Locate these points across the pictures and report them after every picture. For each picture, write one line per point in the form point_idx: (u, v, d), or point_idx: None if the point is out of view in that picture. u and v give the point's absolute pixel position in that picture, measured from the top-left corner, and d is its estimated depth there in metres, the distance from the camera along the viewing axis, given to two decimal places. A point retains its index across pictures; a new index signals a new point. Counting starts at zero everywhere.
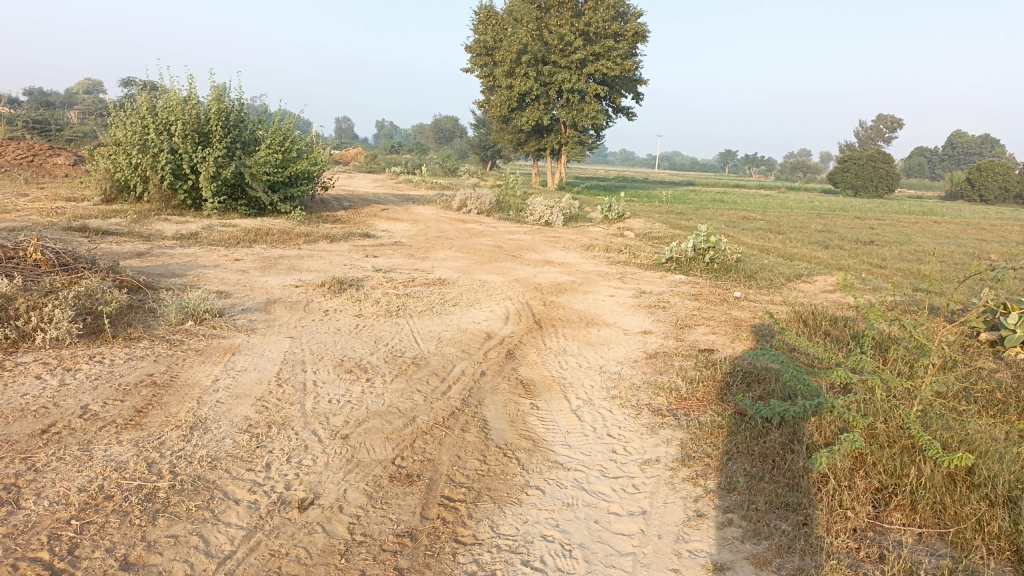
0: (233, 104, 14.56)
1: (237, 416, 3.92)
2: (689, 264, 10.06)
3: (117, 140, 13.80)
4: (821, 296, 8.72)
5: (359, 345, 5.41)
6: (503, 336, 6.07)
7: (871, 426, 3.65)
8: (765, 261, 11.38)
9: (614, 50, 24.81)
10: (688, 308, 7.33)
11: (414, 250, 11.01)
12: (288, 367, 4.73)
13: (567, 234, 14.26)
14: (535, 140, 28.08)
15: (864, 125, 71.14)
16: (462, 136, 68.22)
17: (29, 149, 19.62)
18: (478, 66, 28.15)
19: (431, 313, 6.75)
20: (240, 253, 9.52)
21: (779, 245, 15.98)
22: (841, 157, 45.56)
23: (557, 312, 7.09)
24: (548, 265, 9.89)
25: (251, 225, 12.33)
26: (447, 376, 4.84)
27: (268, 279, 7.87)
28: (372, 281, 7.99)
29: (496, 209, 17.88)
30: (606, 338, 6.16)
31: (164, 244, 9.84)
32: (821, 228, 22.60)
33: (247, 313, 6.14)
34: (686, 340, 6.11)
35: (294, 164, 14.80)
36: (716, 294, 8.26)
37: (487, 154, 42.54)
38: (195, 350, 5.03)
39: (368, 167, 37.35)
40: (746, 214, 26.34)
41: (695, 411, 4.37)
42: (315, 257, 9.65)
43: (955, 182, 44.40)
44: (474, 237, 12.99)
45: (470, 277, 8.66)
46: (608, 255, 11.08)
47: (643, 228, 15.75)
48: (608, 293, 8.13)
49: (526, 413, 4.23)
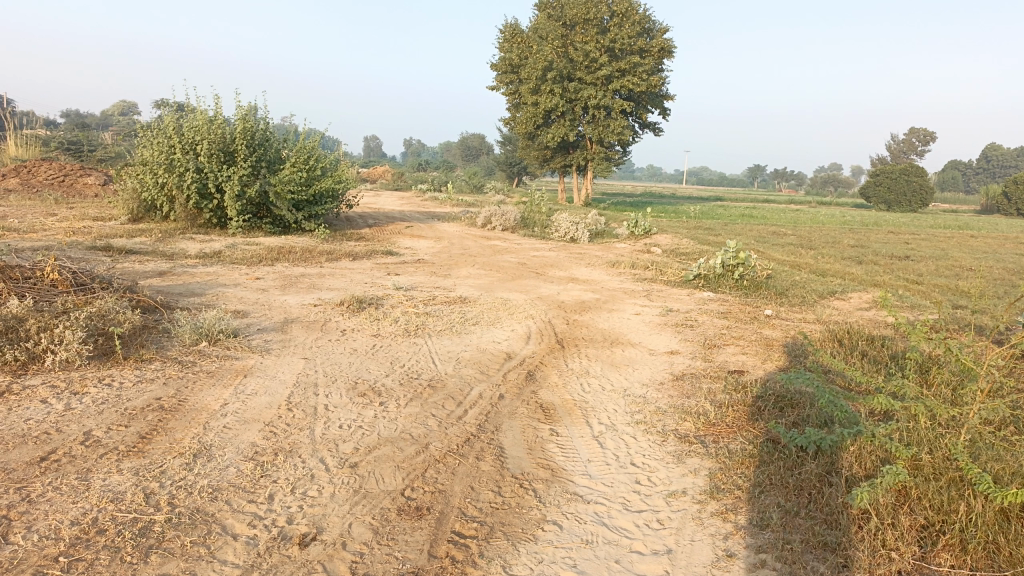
0: (258, 123, 14.62)
1: (243, 442, 3.77)
2: (718, 281, 9.80)
3: (144, 160, 13.91)
4: (856, 314, 8.40)
5: (375, 366, 5.25)
6: (523, 357, 5.87)
7: (915, 457, 3.40)
8: (797, 278, 11.06)
9: (640, 66, 24.66)
10: (717, 327, 7.08)
11: (436, 267, 10.88)
12: (300, 390, 4.58)
13: (593, 251, 14.04)
14: (561, 156, 27.96)
15: (897, 139, 70.09)
16: (489, 153, 68.43)
17: (61, 170, 19.90)
18: (504, 83, 28.15)
19: (450, 333, 6.57)
20: (261, 272, 9.45)
21: (811, 261, 15.61)
22: (873, 171, 44.81)
23: (581, 331, 6.88)
24: (573, 283, 9.68)
25: (275, 243, 12.30)
26: (463, 399, 4.65)
27: (287, 297, 7.77)
28: (392, 300, 7.84)
29: (521, 226, 17.73)
30: (631, 359, 5.93)
31: (186, 262, 9.81)
32: (854, 244, 22.11)
33: (262, 333, 6.02)
34: (715, 361, 5.86)
35: (318, 182, 14.79)
36: (746, 312, 7.99)
37: (513, 170, 42.53)
38: (207, 372, 4.91)
39: (395, 185, 37.51)
40: (777, 229, 25.91)
41: (725, 438, 4.13)
42: (337, 275, 9.56)
43: (991, 196, 43.44)
44: (498, 254, 12.84)
45: (492, 295, 8.48)
46: (634, 272, 10.86)
47: (671, 244, 15.49)
48: (633, 311, 7.90)
49: (545, 439, 4.03)
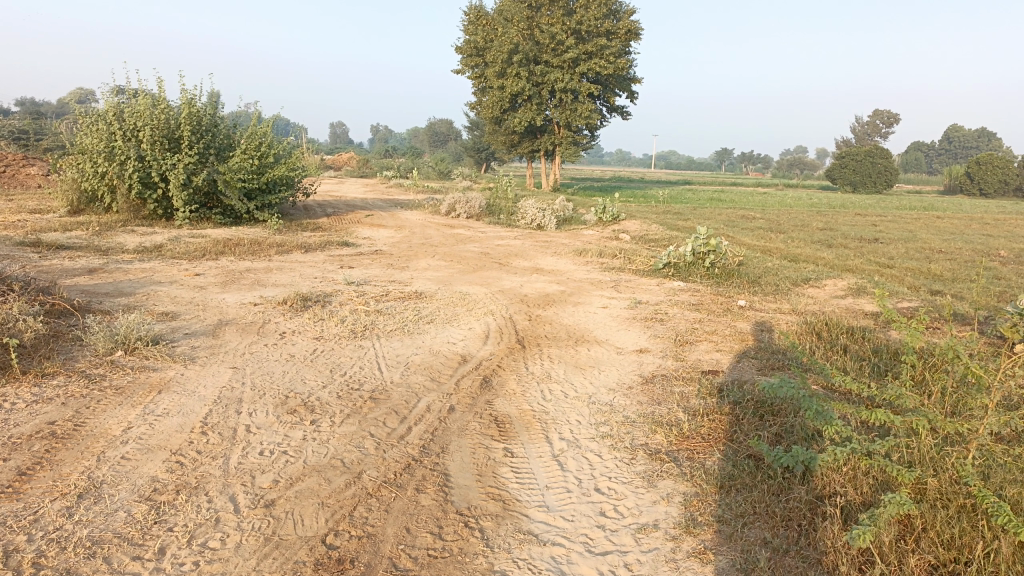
0: (206, 107, 13.87)
1: (142, 477, 3.22)
2: (688, 270, 9.36)
3: (83, 148, 13.10)
4: (832, 303, 8.03)
5: (311, 376, 4.70)
6: (480, 359, 5.34)
7: (919, 480, 2.95)
8: (770, 264, 10.68)
9: (607, 49, 24.16)
10: (688, 321, 6.63)
11: (394, 259, 10.31)
12: (219, 408, 4.02)
13: (559, 238, 13.54)
14: (528, 141, 27.40)
15: (861, 121, 70.52)
16: (456, 138, 67.51)
17: (1, 160, 18.89)
18: (469, 67, 27.46)
19: (401, 333, 6.02)
20: (203, 267, 8.80)
21: (781, 245, 15.29)
22: (839, 153, 44.89)
23: (544, 328, 6.38)
24: (537, 274, 9.17)
25: (223, 235, 11.63)
26: (408, 413, 4.12)
27: (226, 296, 7.17)
28: (341, 297, 7.27)
29: (486, 213, 17.17)
30: (597, 359, 5.45)
31: (122, 258, 9.13)
32: (823, 226, 21.90)
33: (190, 338, 5.44)
34: (686, 360, 5.40)
35: (270, 170, 14.10)
36: (718, 304, 7.55)
37: (481, 156, 41.87)
38: (116, 389, 4.33)
39: (359, 172, 36.66)
40: (745, 212, 25.63)
41: (700, 455, 3.65)
42: (286, 269, 8.95)
43: (954, 176, 43.83)
44: (460, 243, 12.30)
45: (451, 289, 7.94)
46: (602, 261, 10.39)
47: (639, 230, 15.06)
48: (600, 304, 7.41)
49: (497, 462, 3.52)
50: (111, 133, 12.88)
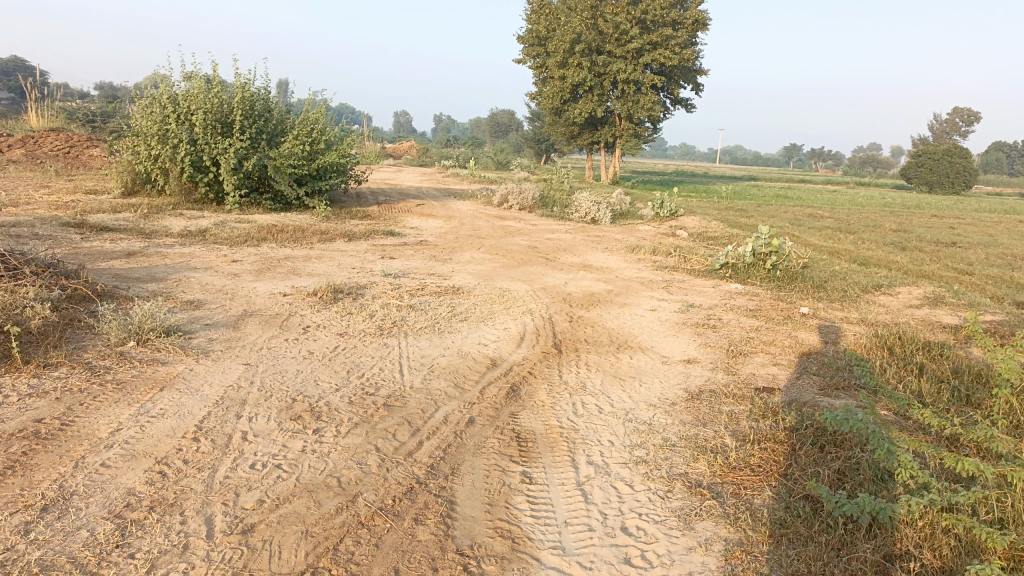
0: (260, 92, 13.79)
1: (117, 490, 2.92)
2: (747, 271, 8.77)
3: (139, 131, 13.15)
4: (905, 314, 7.37)
5: (325, 377, 4.36)
6: (511, 365, 4.93)
7: (1015, 549, 2.43)
8: (837, 267, 9.99)
9: (672, 39, 23.38)
10: (744, 328, 6.10)
11: (438, 250, 9.97)
12: (218, 411, 3.71)
13: (612, 234, 13.02)
14: (588, 133, 26.83)
15: (940, 118, 67.50)
16: (517, 129, 67.13)
17: (67, 142, 19.28)
18: (531, 56, 26.98)
19: (431, 331, 5.65)
20: (243, 254, 8.61)
21: (850, 247, 14.46)
22: (915, 151, 42.94)
23: (585, 331, 5.94)
24: (585, 271, 8.71)
25: (270, 221, 11.50)
26: (422, 424, 3.74)
27: (257, 285, 6.93)
28: (375, 289, 6.94)
29: (540, 205, 16.73)
30: (640, 369, 4.98)
31: (164, 241, 9.03)
32: (896, 228, 20.81)
33: (208, 330, 5.18)
34: (739, 374, 4.89)
35: (322, 156, 13.93)
36: (779, 310, 6.98)
37: (541, 148, 41.44)
38: (117, 384, 4.06)
39: (418, 161, 36.55)
40: (813, 211, 24.60)
41: (748, 492, 3.17)
42: (325, 258, 8.70)
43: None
44: (509, 236, 11.92)
45: (491, 284, 7.54)
46: (656, 259, 9.86)
47: (698, 227, 14.41)
48: (649, 307, 6.91)
49: (512, 490, 3.11)
50: (165, 116, 12.89)
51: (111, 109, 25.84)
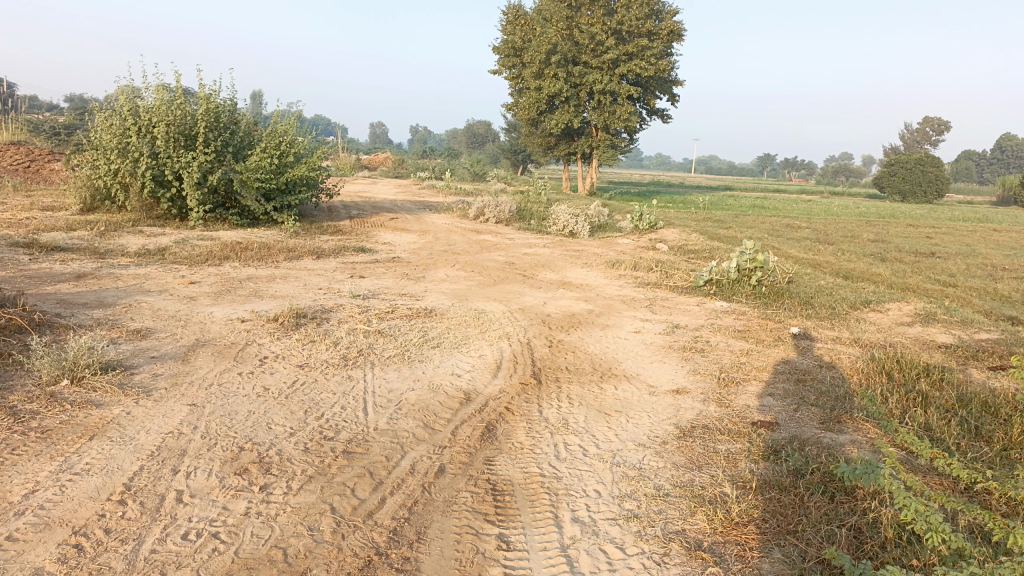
0: (225, 104, 13.32)
1: (20, 572, 2.47)
2: (732, 288, 8.46)
3: (98, 144, 12.61)
4: (897, 332, 7.08)
5: (279, 418, 3.92)
6: (486, 399, 4.52)
7: None
8: (822, 282, 9.72)
9: (648, 50, 23.21)
10: (733, 352, 5.76)
11: (411, 267, 9.56)
12: (153, 465, 3.26)
13: (591, 248, 12.68)
14: (565, 144, 26.58)
15: (910, 127, 68.32)
16: (494, 140, 66.87)
17: (27, 155, 18.62)
18: (506, 67, 26.69)
19: (399, 360, 5.23)
20: (203, 275, 8.13)
21: (831, 259, 14.26)
22: (887, 160, 43.26)
23: (565, 357, 5.55)
24: (564, 289, 8.34)
25: (235, 237, 11.01)
26: (386, 476, 3.32)
27: (214, 309, 6.46)
28: (342, 313, 6.51)
29: (516, 218, 16.36)
30: (626, 401, 4.60)
31: (119, 262, 8.52)
32: (874, 238, 20.74)
33: (154, 365, 4.72)
34: (733, 406, 4.53)
35: (291, 169, 13.47)
36: (768, 330, 6.65)
37: (518, 159, 41.19)
38: (40, 430, 3.60)
39: (394, 172, 36.07)
40: (790, 221, 24.52)
41: (755, 555, 2.80)
42: (291, 278, 8.25)
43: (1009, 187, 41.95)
44: (485, 251, 11.54)
45: (466, 306, 7.14)
46: (637, 275, 9.53)
47: (678, 239, 14.13)
48: (632, 329, 6.55)
49: (486, 560, 2.70)
50: (126, 128, 12.37)
51: (76, 120, 25.13)
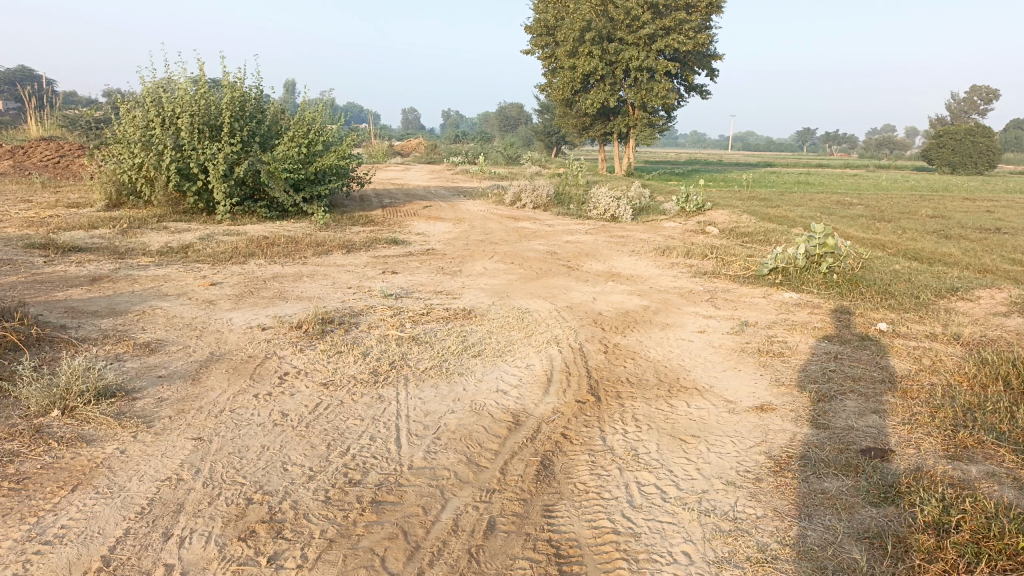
0: (251, 92, 12.80)
1: None
2: (800, 276, 7.68)
3: (121, 138, 12.17)
4: (995, 323, 6.27)
5: (297, 456, 3.31)
6: (538, 423, 3.87)
7: None
8: (895, 266, 8.87)
9: (686, 23, 22.15)
10: (817, 355, 5.03)
11: (447, 260, 8.93)
12: (141, 529, 2.68)
13: (636, 233, 11.93)
14: (601, 124, 25.70)
15: (957, 97, 65.71)
16: (526, 122, 65.83)
17: (57, 151, 18.34)
18: (539, 46, 25.78)
19: (436, 373, 4.60)
20: (226, 274, 7.60)
21: (893, 239, 13.30)
22: (935, 131, 41.48)
23: (626, 364, 4.88)
24: (614, 281, 7.63)
25: (261, 232, 10.50)
26: (422, 538, 2.69)
27: (234, 315, 5.91)
28: (373, 316, 5.91)
29: (555, 203, 15.62)
30: (705, 423, 3.91)
31: (138, 262, 8.02)
32: (932, 214, 19.58)
33: (160, 388, 4.15)
34: (832, 429, 3.81)
35: (320, 158, 12.92)
36: (851, 328, 5.89)
37: (551, 140, 40.28)
38: (14, 478, 3.04)
39: (427, 158, 35.45)
40: (840, 197, 23.34)
41: None
42: (319, 276, 7.68)
43: None
44: (525, 240, 10.87)
45: (508, 304, 6.50)
46: (690, 264, 8.79)
47: (728, 221, 13.29)
48: (695, 328, 5.83)
49: None
50: (149, 120, 11.92)
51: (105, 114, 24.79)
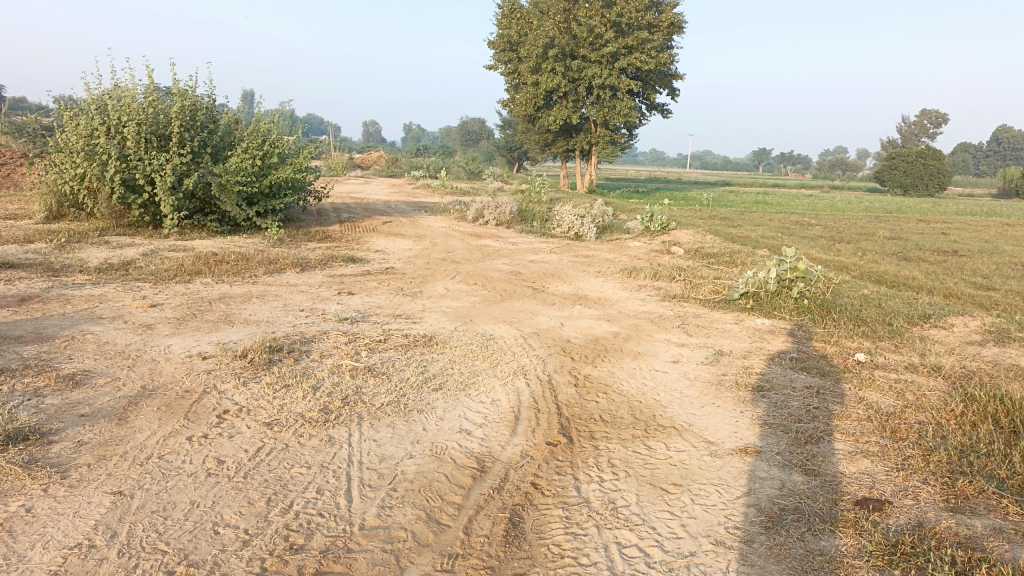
0: (203, 101, 12.29)
1: None
2: (771, 301, 7.46)
3: (63, 146, 11.54)
4: (971, 353, 6.10)
5: (231, 515, 2.90)
6: (505, 470, 3.51)
7: None
8: (864, 290, 8.73)
9: (648, 42, 22.15)
10: (799, 390, 4.76)
11: (406, 280, 8.54)
12: None
13: (601, 252, 11.66)
14: (563, 140, 25.56)
15: (907, 120, 67.42)
16: (488, 138, 65.68)
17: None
18: (502, 62, 25.57)
19: (393, 410, 4.20)
20: (169, 295, 7.10)
21: (856, 261, 13.27)
22: (888, 153, 42.38)
23: (598, 399, 4.55)
24: (581, 305, 7.32)
25: (210, 247, 9.99)
26: None
27: (174, 342, 5.45)
28: (325, 343, 5.50)
29: (518, 220, 15.32)
30: (687, 469, 3.58)
31: (74, 280, 7.48)
32: (890, 235, 19.75)
33: (82, 429, 3.70)
34: (823, 477, 3.52)
35: (274, 171, 12.44)
36: (829, 358, 5.65)
37: (513, 156, 40.15)
38: None
39: (387, 172, 34.98)
40: (799, 217, 23.50)
41: None
42: (270, 297, 7.23)
43: (1009, 180, 41.24)
44: (487, 259, 10.54)
45: (471, 330, 6.14)
46: (658, 286, 8.54)
47: (693, 242, 13.13)
48: (669, 357, 5.53)
49: None
50: (93, 129, 11.35)
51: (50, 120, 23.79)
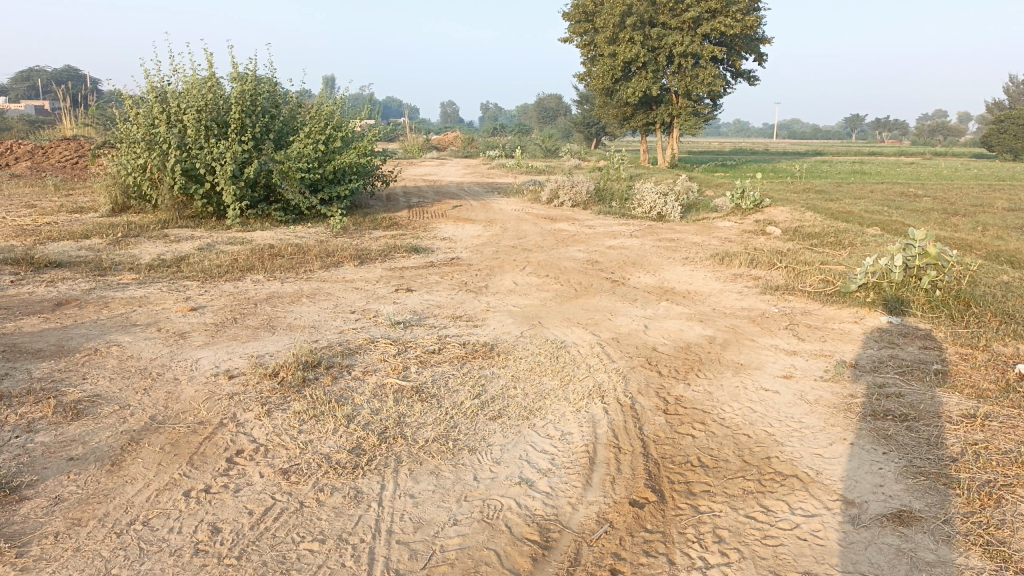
0: (264, 84, 11.82)
1: None
2: (893, 293, 6.35)
3: (125, 136, 11.26)
4: None
5: None
6: (577, 546, 2.68)
7: None
8: (1002, 277, 7.45)
9: (733, 5, 20.60)
10: (954, 421, 3.73)
11: (471, 273, 7.77)
12: None
13: (688, 235, 10.61)
14: (642, 114, 24.26)
15: (1017, 80, 62.31)
16: (565, 114, 64.24)
17: (77, 151, 17.64)
18: (577, 34, 24.40)
19: (440, 450, 3.42)
20: (213, 295, 6.55)
21: (978, 238, 11.74)
22: (996, 115, 38.92)
23: (695, 433, 3.65)
24: (668, 301, 6.38)
25: (269, 238, 9.46)
26: None
27: (204, 354, 4.83)
28: (371, 356, 4.76)
29: (596, 200, 14.36)
30: (821, 547, 2.67)
31: (119, 280, 7.02)
32: (1009, 206, 17.77)
33: (61, 480, 3.05)
34: (1014, 564, 2.55)
35: (338, 156, 11.87)
36: (980, 370, 4.56)
37: (591, 131, 38.94)
38: None
39: (463, 152, 34.38)
40: (902, 188, 21.58)
41: None
42: (322, 296, 6.59)
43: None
44: (561, 245, 9.68)
45: (539, 335, 5.31)
46: (755, 276, 7.49)
47: (790, 220, 11.89)
48: (779, 371, 4.56)
49: None
50: (154, 118, 11.01)
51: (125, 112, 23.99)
